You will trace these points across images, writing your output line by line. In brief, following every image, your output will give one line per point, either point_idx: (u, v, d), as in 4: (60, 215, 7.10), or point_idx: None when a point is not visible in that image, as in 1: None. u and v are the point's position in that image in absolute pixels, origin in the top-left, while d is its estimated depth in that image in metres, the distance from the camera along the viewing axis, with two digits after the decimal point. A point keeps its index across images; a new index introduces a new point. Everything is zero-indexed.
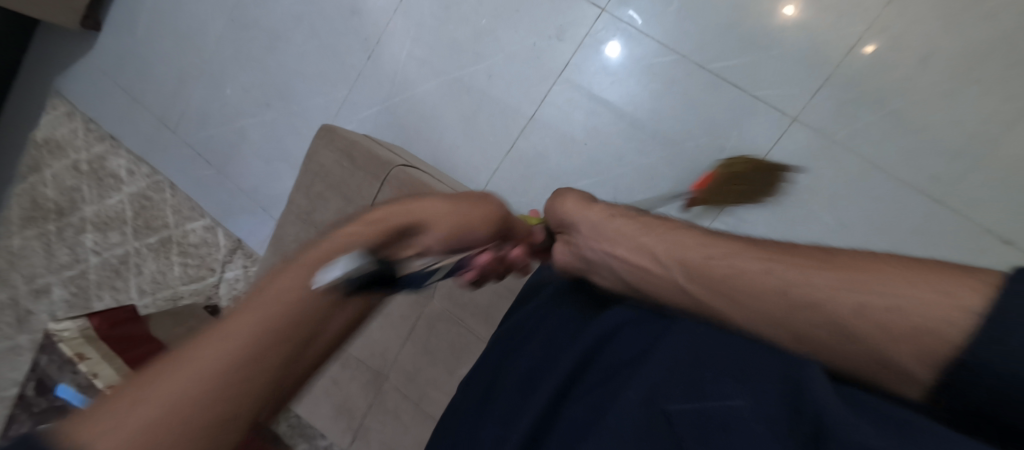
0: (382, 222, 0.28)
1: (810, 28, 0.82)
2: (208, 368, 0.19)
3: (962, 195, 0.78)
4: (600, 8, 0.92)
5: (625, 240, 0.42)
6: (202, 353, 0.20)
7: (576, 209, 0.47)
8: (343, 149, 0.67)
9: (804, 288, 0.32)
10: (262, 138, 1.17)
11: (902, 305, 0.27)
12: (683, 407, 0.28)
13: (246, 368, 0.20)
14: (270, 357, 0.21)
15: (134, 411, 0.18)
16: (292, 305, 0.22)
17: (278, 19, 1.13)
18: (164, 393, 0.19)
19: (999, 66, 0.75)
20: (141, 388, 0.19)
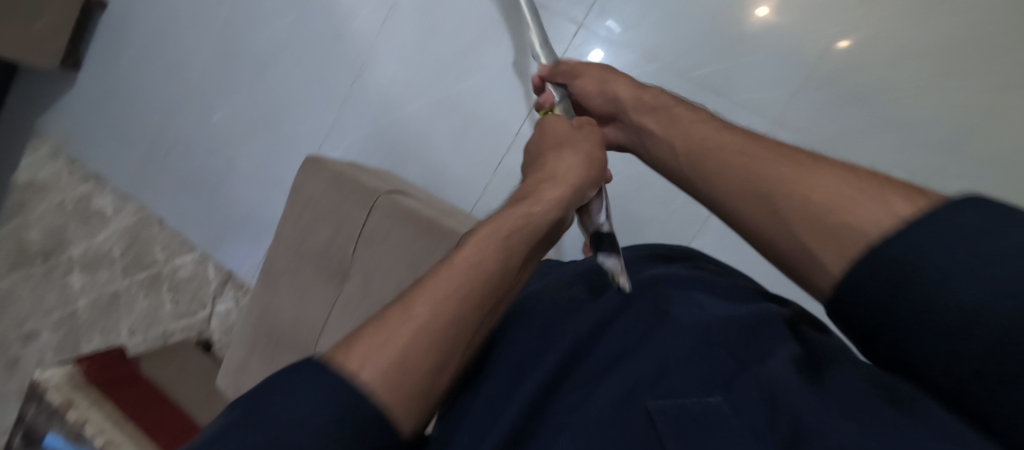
0: (545, 195, 0.40)
1: (786, 30, 0.83)
2: (435, 325, 0.30)
3: (947, 186, 0.79)
4: (577, 23, 0.95)
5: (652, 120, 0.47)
6: (427, 313, 0.30)
7: (597, 92, 0.52)
8: (331, 178, 0.67)
9: (756, 176, 0.34)
10: (250, 165, 1.16)
11: (835, 207, 0.29)
12: (664, 405, 0.29)
13: (466, 324, 0.32)
14: (473, 317, 0.32)
15: (403, 356, 0.29)
16: (486, 277, 0.33)
17: (260, 49, 1.13)
18: (406, 335, 0.29)
19: (975, 57, 0.76)
20: (389, 343, 0.29)
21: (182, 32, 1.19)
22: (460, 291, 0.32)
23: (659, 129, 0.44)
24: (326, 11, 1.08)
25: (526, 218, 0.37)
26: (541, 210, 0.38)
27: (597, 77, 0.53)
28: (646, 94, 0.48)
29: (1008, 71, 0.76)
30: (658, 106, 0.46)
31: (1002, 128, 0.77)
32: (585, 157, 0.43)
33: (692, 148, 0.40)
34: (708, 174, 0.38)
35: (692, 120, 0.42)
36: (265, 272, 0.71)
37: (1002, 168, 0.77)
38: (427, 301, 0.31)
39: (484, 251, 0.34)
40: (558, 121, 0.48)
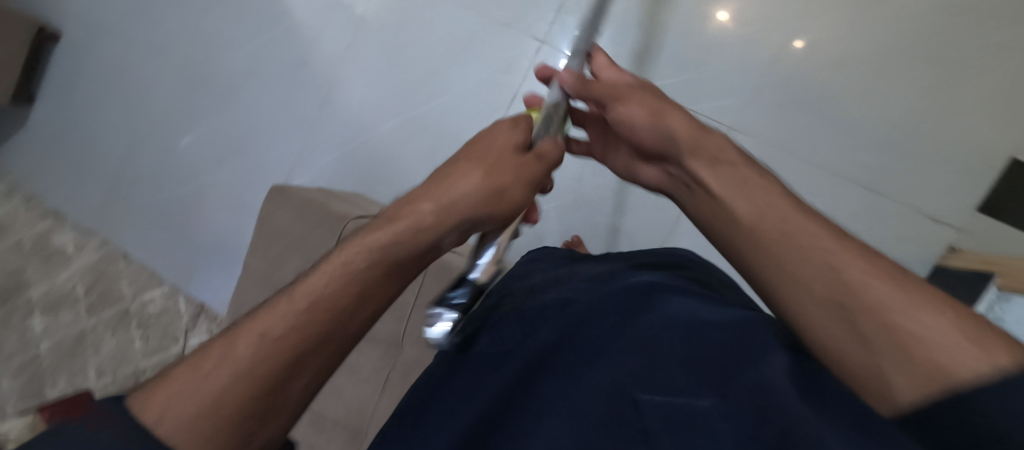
0: (415, 231, 0.37)
1: (736, 41, 0.88)
2: (241, 369, 0.30)
3: (895, 182, 0.83)
4: (539, 41, 0.97)
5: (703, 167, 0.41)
6: (240, 354, 0.31)
7: (644, 126, 0.45)
8: (298, 209, 0.68)
9: (825, 273, 0.29)
10: (224, 189, 1.13)
11: (926, 339, 0.24)
12: (651, 401, 0.32)
13: (273, 368, 0.31)
14: (286, 362, 0.32)
15: (195, 398, 0.29)
16: (309, 323, 0.33)
17: (225, 77, 1.12)
18: (208, 382, 0.30)
19: (909, 60, 0.82)
20: (194, 382, 0.30)
21: (142, 62, 1.17)
22: (280, 344, 0.32)
23: (722, 194, 0.39)
24: (292, 37, 1.08)
25: (384, 252, 0.36)
26: (400, 249, 0.36)
27: (638, 108, 0.45)
28: (704, 146, 0.42)
29: (935, 73, 0.81)
30: (715, 156, 0.41)
31: (942, 125, 0.81)
32: (478, 184, 0.40)
33: (743, 223, 0.36)
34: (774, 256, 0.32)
35: (763, 191, 0.36)
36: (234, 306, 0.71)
37: (941, 161, 0.81)
38: (249, 342, 0.31)
39: (325, 289, 0.34)
40: (507, 134, 0.42)
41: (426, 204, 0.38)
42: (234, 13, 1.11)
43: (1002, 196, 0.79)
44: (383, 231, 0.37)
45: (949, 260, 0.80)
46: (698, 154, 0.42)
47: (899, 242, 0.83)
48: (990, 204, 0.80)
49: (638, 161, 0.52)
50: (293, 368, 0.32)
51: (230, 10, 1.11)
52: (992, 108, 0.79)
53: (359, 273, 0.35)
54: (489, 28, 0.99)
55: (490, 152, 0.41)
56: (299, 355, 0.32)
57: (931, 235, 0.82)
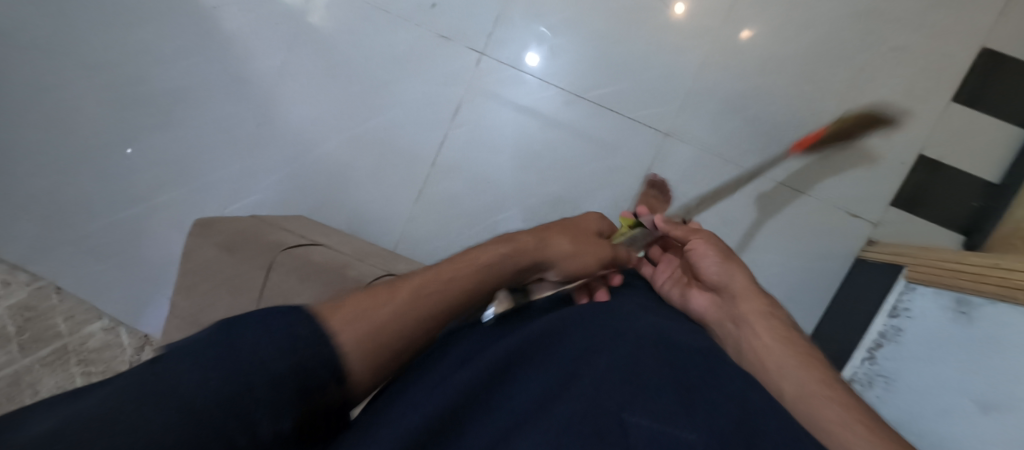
0: (521, 255, 0.51)
1: (668, 51, 0.91)
2: (389, 319, 0.41)
3: (814, 180, 0.88)
4: (478, 52, 0.96)
5: (754, 313, 0.53)
6: (396, 303, 0.42)
7: (715, 268, 0.57)
8: (225, 243, 0.68)
9: (817, 404, 0.43)
10: (183, 210, 1.09)
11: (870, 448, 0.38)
12: (640, 423, 0.36)
13: (405, 326, 0.42)
14: (412, 328, 0.42)
15: (361, 321, 0.39)
16: (439, 305, 0.44)
17: (155, 98, 1.08)
18: (374, 318, 0.40)
19: (822, 65, 0.86)
20: (364, 311, 0.40)
21: (64, 85, 1.10)
22: (423, 310, 0.43)
23: (773, 341, 0.50)
24: (223, 55, 1.04)
25: (502, 261, 0.49)
26: (504, 266, 0.49)
27: (716, 256, 0.57)
28: (759, 299, 0.54)
29: (849, 77, 0.86)
30: (768, 312, 0.53)
31: (854, 125, 0.86)
32: (576, 232, 0.56)
33: (773, 352, 0.50)
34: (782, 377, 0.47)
35: (791, 339, 0.51)
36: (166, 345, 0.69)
37: (860, 159, 0.86)
38: (405, 297, 0.43)
39: (462, 276, 0.47)
40: (594, 223, 0.59)
41: (537, 235, 0.53)
42: (160, 31, 1.05)
43: (913, 189, 0.85)
44: (506, 244, 0.51)
45: (871, 250, 0.85)
46: (756, 302, 0.54)
47: (819, 237, 0.88)
48: (904, 196, 0.85)
49: (686, 289, 0.61)
50: (418, 335, 0.43)
51: (155, 28, 1.06)
52: (902, 106, 0.84)
53: (484, 268, 0.48)
54: (428, 40, 0.97)
55: (587, 228, 0.57)
56: (430, 323, 0.44)
57: (848, 229, 0.87)
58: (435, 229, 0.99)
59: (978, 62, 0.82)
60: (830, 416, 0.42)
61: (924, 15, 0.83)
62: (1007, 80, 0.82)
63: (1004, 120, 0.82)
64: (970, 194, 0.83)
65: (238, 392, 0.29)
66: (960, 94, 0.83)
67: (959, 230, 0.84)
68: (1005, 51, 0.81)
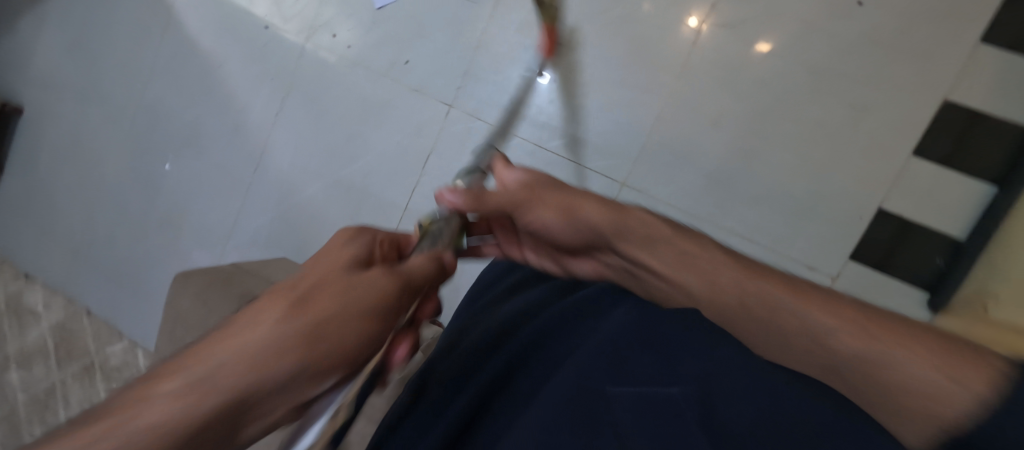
0: (380, 296, 0.34)
1: (622, 104, 0.94)
2: (166, 414, 0.22)
3: (767, 231, 0.88)
4: (448, 104, 1.04)
5: (649, 254, 0.54)
6: (177, 380, 0.24)
7: (562, 226, 0.56)
8: (198, 296, 0.77)
9: (807, 332, 0.42)
10: (189, 247, 1.21)
11: (915, 378, 0.36)
12: (621, 390, 0.34)
13: (207, 409, 0.24)
14: (215, 417, 0.24)
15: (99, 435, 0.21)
16: (264, 355, 0.27)
17: (169, 144, 1.21)
18: (130, 422, 0.22)
19: (780, 118, 0.87)
20: (114, 418, 0.22)
21: (96, 131, 1.25)
22: (229, 376, 0.25)
23: (674, 272, 0.52)
24: (227, 106, 1.17)
25: (357, 302, 0.33)
26: (360, 303, 0.33)
27: (559, 214, 0.55)
28: (625, 235, 0.55)
29: (812, 135, 0.86)
30: (668, 245, 0.53)
31: (812, 180, 0.86)
32: (389, 277, 0.36)
33: (715, 293, 0.48)
34: (787, 328, 0.43)
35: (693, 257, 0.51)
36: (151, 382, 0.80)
37: (822, 218, 0.86)
38: (194, 371, 0.25)
39: (297, 324, 0.29)
40: (422, 255, 0.41)
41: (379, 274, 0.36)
42: (176, 86, 1.20)
43: (878, 246, 0.84)
44: (344, 279, 0.34)
45: None
46: (618, 236, 0.55)
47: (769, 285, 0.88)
48: (867, 254, 0.84)
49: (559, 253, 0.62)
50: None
51: (172, 82, 1.20)
52: (866, 164, 0.84)
53: (330, 310, 0.31)
54: (401, 95, 1.06)
55: (421, 252, 0.41)
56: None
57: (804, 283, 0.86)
58: None
59: (939, 117, 0.81)
60: (851, 355, 0.39)
61: (884, 72, 0.83)
62: (980, 138, 0.80)
63: (971, 177, 0.80)
64: (936, 251, 0.82)
65: None
66: (922, 150, 0.82)
67: (922, 287, 0.82)
68: (967, 104, 0.80)
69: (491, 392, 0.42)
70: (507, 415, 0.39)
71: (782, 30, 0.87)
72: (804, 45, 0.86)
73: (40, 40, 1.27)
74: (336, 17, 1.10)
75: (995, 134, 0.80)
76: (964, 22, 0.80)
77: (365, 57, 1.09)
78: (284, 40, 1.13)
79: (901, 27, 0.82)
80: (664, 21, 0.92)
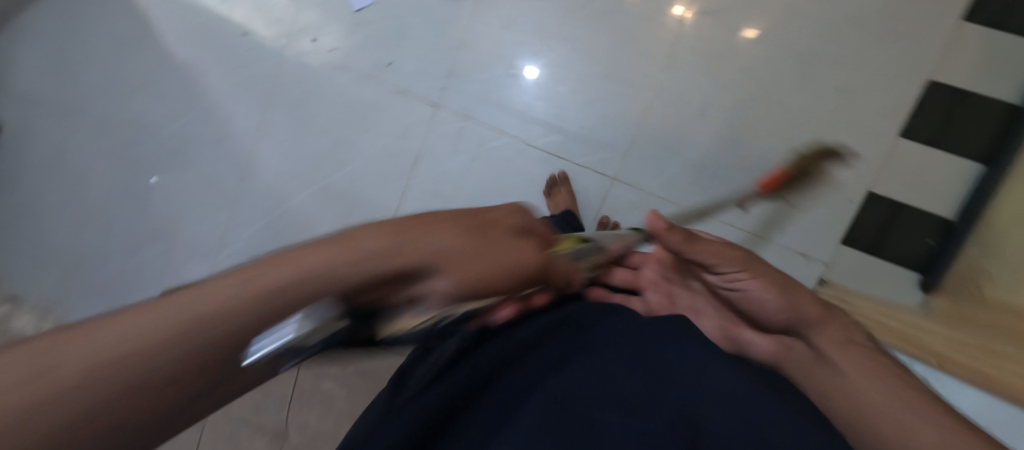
0: (499, 258, 0.40)
1: (609, 98, 0.94)
2: (297, 270, 0.31)
3: (757, 218, 0.87)
4: (434, 105, 1.03)
5: (832, 338, 0.48)
6: (317, 253, 0.32)
7: (768, 301, 0.51)
8: None
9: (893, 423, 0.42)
10: (177, 261, 1.19)
11: None
12: (607, 414, 0.35)
13: (319, 280, 0.31)
14: (320, 286, 0.31)
15: (223, 294, 0.29)
16: (387, 253, 0.34)
17: (153, 157, 1.19)
18: (272, 272, 0.31)
19: (766, 105, 0.87)
20: (268, 266, 0.31)
21: (79, 148, 1.22)
22: (349, 260, 0.32)
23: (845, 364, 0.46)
24: (210, 116, 1.15)
25: (476, 248, 0.40)
26: (476, 253, 0.39)
27: (770, 291, 0.51)
28: (831, 327, 0.49)
29: (800, 120, 0.86)
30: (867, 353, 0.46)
31: (800, 166, 0.86)
32: (522, 250, 0.42)
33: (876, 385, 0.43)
34: (836, 387, 0.45)
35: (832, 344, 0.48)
36: None
37: (815, 202, 0.85)
38: (337, 249, 0.33)
39: (433, 242, 0.37)
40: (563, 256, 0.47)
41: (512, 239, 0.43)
42: (158, 97, 1.17)
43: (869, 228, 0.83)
44: (483, 229, 0.42)
45: (822, 293, 0.83)
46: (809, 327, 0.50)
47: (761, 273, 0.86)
48: (860, 236, 0.84)
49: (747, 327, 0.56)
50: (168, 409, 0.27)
51: (153, 94, 1.17)
52: (853, 149, 0.84)
53: (463, 246, 0.39)
54: (387, 97, 1.05)
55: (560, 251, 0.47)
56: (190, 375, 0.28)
57: (796, 269, 0.85)
58: None
59: (924, 97, 0.81)
60: (878, 410, 0.41)
61: (868, 54, 0.83)
62: (966, 115, 0.80)
63: (959, 153, 0.80)
64: (927, 230, 0.81)
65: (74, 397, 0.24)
66: (908, 131, 0.82)
67: (917, 268, 0.81)
68: (949, 83, 0.80)
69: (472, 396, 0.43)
70: (482, 423, 0.40)
71: (764, 18, 0.86)
72: (786, 31, 0.86)
73: (15, 58, 1.24)
74: (317, 21, 1.09)
75: (980, 110, 0.80)
76: (943, 4, 0.80)
77: (349, 60, 1.07)
78: (265, 47, 1.11)
79: (881, 11, 0.82)
80: (648, 13, 0.91)
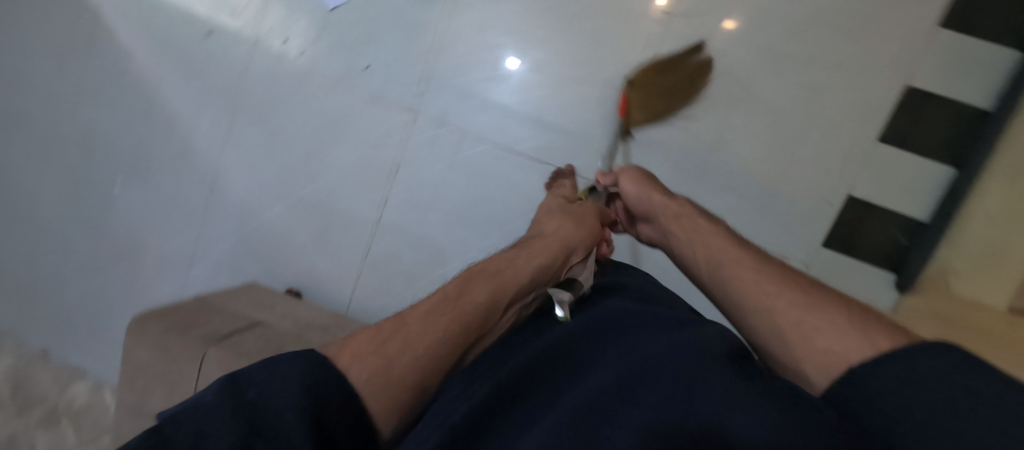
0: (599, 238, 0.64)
1: (591, 103, 0.93)
2: (510, 270, 0.54)
3: (740, 222, 0.89)
4: (412, 111, 0.99)
5: (686, 219, 0.53)
6: (519, 261, 0.55)
7: (639, 198, 0.59)
8: (157, 342, 0.73)
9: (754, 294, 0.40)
10: (146, 280, 1.14)
11: (829, 348, 0.33)
12: (634, 417, 0.33)
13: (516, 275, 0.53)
14: (518, 281, 0.53)
15: (465, 292, 0.48)
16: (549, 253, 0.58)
17: (112, 170, 1.12)
18: (497, 276, 0.52)
19: (748, 109, 0.87)
20: (493, 267, 0.54)
21: (29, 162, 1.15)
22: (532, 258, 0.56)
23: (687, 238, 0.51)
24: (172, 126, 1.09)
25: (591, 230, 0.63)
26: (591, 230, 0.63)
27: (633, 183, 0.60)
28: (674, 205, 0.55)
29: (780, 125, 0.86)
30: (697, 225, 0.52)
31: (779, 170, 0.87)
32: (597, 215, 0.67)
33: (707, 265, 0.46)
34: (711, 283, 0.44)
35: (714, 238, 0.48)
36: (117, 434, 0.76)
37: (798, 206, 0.87)
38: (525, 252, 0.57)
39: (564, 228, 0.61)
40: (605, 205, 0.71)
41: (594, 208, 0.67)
42: (114, 106, 1.10)
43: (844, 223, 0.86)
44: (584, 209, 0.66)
45: None
46: (687, 225, 0.52)
47: None
48: (835, 237, 0.86)
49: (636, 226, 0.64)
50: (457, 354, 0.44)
51: (109, 103, 1.10)
52: (830, 152, 0.85)
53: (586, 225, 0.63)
54: (362, 104, 1.01)
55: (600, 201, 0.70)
56: (456, 344, 0.44)
57: None
58: (382, 286, 1.03)
59: (901, 102, 0.83)
60: (754, 302, 0.39)
61: (846, 59, 0.84)
62: (938, 119, 0.82)
63: (931, 158, 0.83)
64: (899, 230, 0.84)
65: (320, 392, 0.31)
66: (885, 135, 0.84)
67: (890, 267, 0.84)
68: (924, 88, 0.82)
69: (507, 395, 0.39)
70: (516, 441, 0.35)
71: (743, 20, 0.86)
72: (766, 36, 0.86)
73: None
74: (284, 21, 1.03)
75: (953, 115, 0.82)
76: (917, 7, 0.81)
77: (319, 65, 1.03)
78: (229, 50, 1.05)
79: (858, 14, 0.83)
80: (628, 15, 0.90)
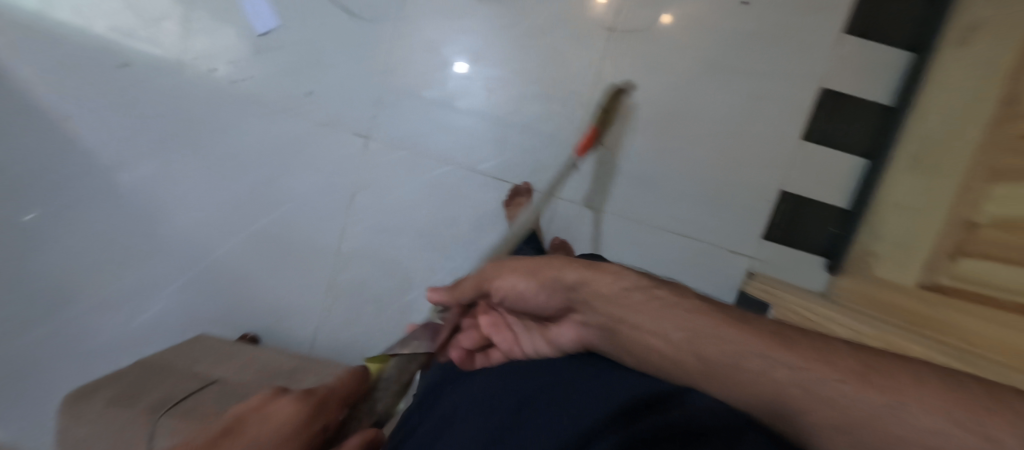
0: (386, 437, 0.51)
1: (544, 118, 0.94)
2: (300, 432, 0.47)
3: (691, 222, 0.95)
4: (364, 136, 0.97)
5: (626, 301, 0.43)
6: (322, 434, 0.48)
7: (535, 285, 0.50)
8: (99, 420, 0.67)
9: (784, 377, 0.34)
10: (74, 334, 1.02)
11: (909, 432, 0.28)
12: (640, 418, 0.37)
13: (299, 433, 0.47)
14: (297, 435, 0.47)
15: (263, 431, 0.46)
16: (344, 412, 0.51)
17: (22, 218, 1.00)
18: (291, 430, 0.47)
19: (688, 115, 0.93)
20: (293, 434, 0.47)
21: None
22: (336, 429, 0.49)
23: (653, 319, 0.41)
24: (93, 164, 0.99)
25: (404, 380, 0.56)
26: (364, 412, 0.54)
27: (515, 273, 0.52)
28: (576, 269, 0.47)
29: (719, 128, 0.93)
30: (631, 295, 0.43)
31: (722, 171, 0.93)
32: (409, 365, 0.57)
33: (708, 358, 0.38)
34: (735, 373, 0.36)
35: (676, 308, 0.41)
36: None
37: (740, 205, 0.94)
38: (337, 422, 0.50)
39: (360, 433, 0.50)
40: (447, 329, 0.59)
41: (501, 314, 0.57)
42: (18, 147, 0.99)
43: (782, 216, 0.94)
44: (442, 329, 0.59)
45: (752, 283, 0.94)
46: (603, 292, 0.45)
47: (697, 276, 0.96)
48: (775, 228, 0.94)
49: (549, 328, 0.53)
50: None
51: (12, 144, 0.98)
52: (764, 151, 0.92)
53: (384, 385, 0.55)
54: (310, 131, 0.97)
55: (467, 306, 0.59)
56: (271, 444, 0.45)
57: (727, 265, 0.95)
58: (349, 317, 1.00)
59: (818, 102, 0.91)
60: (807, 392, 0.32)
61: (771, 64, 0.91)
62: (851, 114, 0.91)
63: (849, 150, 0.92)
64: (829, 219, 0.93)
65: None
66: (808, 133, 0.92)
67: (822, 253, 0.94)
68: (838, 88, 0.91)
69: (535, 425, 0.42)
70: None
71: (679, 32, 0.91)
72: (700, 44, 0.91)
73: None
74: (214, 46, 0.97)
75: (863, 111, 0.91)
76: (828, 14, 0.89)
77: (258, 91, 0.97)
78: (153, 81, 0.97)
79: (780, 22, 0.90)
80: (573, 29, 0.92)
